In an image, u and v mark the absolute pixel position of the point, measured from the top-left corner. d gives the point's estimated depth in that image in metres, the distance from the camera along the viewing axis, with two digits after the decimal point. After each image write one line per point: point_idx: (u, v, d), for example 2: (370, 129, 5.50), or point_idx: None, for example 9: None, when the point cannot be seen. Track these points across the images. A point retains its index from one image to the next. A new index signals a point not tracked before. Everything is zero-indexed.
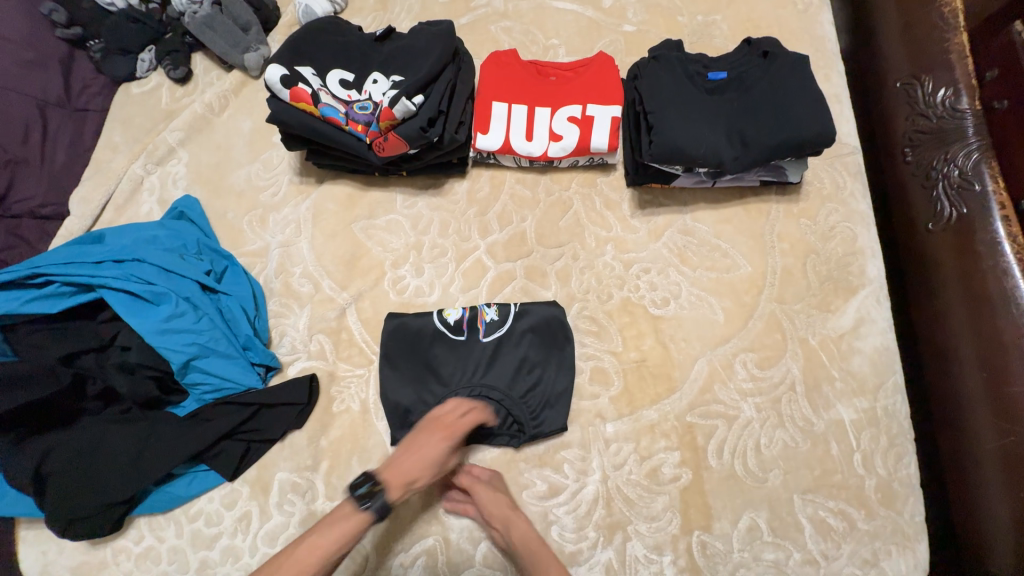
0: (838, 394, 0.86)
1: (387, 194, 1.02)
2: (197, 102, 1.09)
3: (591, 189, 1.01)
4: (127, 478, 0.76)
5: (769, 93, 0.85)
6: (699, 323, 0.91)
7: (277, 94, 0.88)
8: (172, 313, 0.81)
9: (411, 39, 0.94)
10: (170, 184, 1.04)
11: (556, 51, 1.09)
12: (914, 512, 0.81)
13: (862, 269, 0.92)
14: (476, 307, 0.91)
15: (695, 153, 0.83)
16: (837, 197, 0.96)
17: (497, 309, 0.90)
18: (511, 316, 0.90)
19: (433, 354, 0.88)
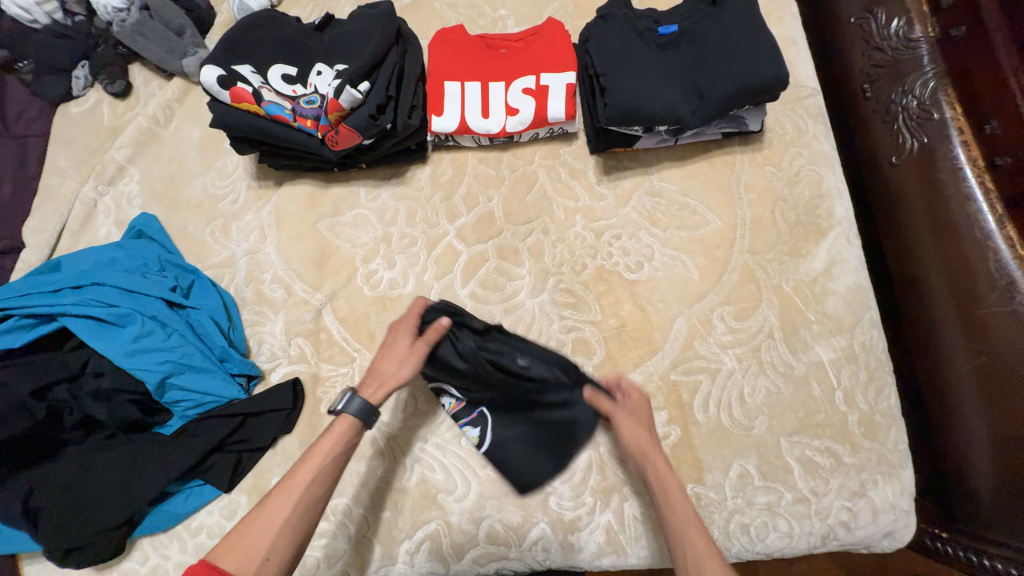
0: (816, 336, 0.87)
1: (350, 189, 1.00)
2: (141, 115, 1.05)
3: (554, 160, 0.99)
4: (120, 501, 0.75)
5: (720, 42, 0.83)
6: (675, 283, 0.91)
7: (218, 97, 0.85)
8: (140, 332, 0.81)
9: (351, 25, 0.92)
10: (124, 203, 1.00)
11: (505, 22, 1.05)
12: (897, 441, 0.84)
13: (830, 210, 0.92)
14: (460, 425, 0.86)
15: (651, 111, 0.82)
16: (801, 141, 0.96)
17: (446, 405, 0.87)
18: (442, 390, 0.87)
19: (496, 438, 0.84)
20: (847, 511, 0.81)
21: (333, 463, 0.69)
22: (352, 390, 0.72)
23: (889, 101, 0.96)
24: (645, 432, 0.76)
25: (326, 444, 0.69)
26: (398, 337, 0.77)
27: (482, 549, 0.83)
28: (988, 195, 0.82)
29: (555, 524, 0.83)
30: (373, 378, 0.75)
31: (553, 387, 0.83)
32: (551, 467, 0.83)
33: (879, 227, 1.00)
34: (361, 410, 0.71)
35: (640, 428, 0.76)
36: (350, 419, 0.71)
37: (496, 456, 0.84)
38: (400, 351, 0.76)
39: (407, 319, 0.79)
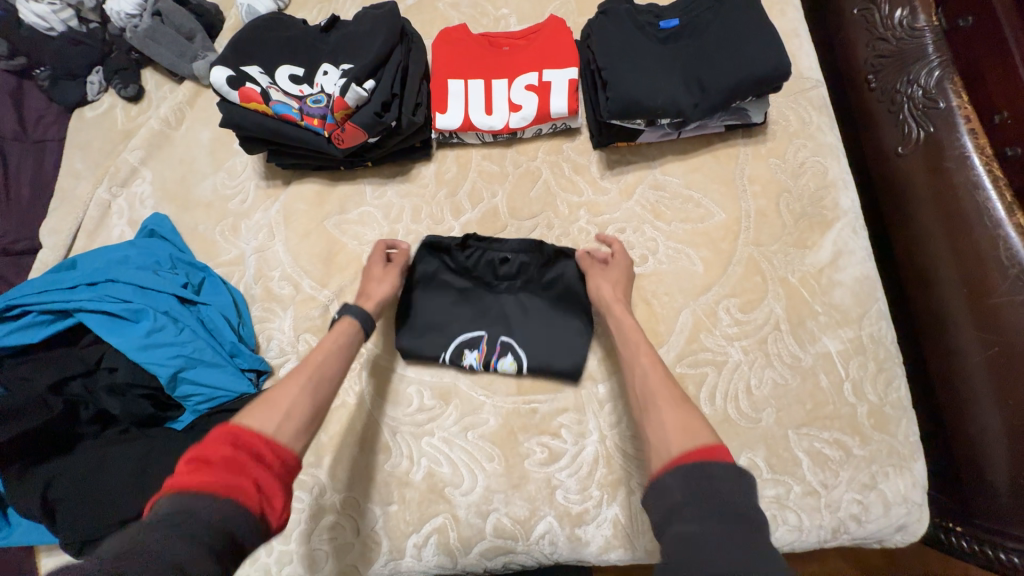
0: (823, 327, 0.86)
1: (356, 187, 1.01)
2: (153, 118, 1.07)
3: (558, 156, 1.00)
4: (134, 493, 0.76)
5: (721, 34, 0.83)
6: (680, 275, 0.91)
7: (227, 97, 0.87)
8: (153, 327, 0.82)
9: (356, 25, 0.93)
10: (137, 204, 1.03)
11: (508, 21, 1.06)
12: (908, 432, 0.83)
13: (836, 201, 0.92)
14: (491, 364, 0.89)
15: (654, 104, 0.82)
16: (805, 132, 0.95)
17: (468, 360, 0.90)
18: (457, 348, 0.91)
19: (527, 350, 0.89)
20: (858, 504, 0.80)
21: (338, 351, 0.76)
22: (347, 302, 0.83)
23: (894, 91, 0.95)
24: (612, 287, 0.86)
25: (331, 338, 0.77)
26: (373, 264, 0.90)
27: (489, 543, 0.83)
28: (997, 184, 0.82)
29: (562, 517, 0.83)
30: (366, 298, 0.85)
31: (542, 268, 0.92)
32: (576, 326, 0.90)
33: (886, 219, 0.99)
34: (359, 313, 0.81)
35: (607, 284, 0.86)
36: (352, 321, 0.80)
37: (521, 339, 0.90)
38: (378, 272, 0.89)
39: (375, 253, 0.92)
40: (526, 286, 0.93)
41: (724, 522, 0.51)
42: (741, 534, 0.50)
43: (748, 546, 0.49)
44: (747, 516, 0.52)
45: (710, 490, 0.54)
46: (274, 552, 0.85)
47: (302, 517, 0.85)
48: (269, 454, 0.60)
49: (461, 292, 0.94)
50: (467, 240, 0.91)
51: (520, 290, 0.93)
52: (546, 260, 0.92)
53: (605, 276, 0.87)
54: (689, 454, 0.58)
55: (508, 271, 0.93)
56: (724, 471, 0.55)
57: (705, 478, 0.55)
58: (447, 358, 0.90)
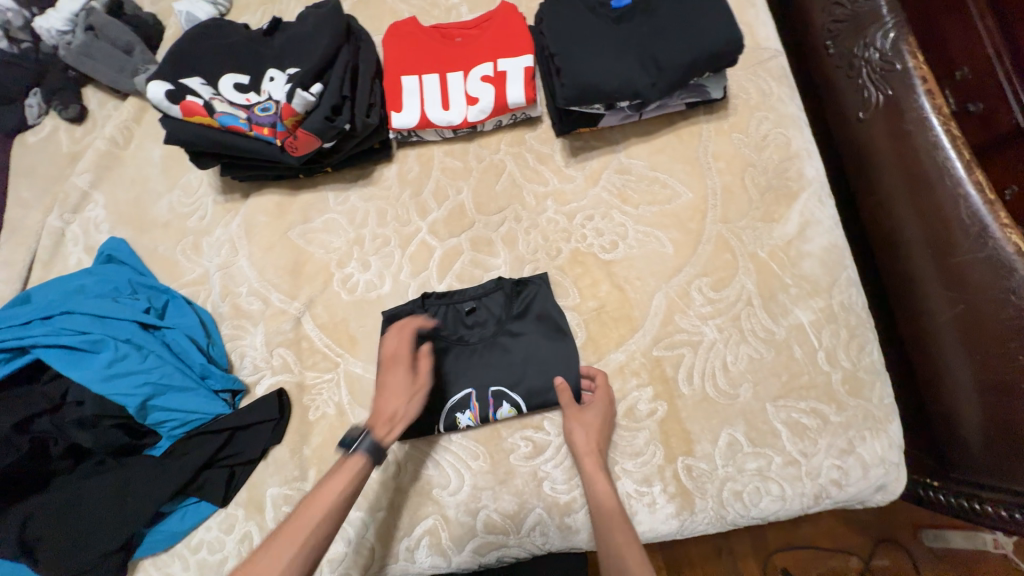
0: (794, 299, 0.87)
1: (318, 194, 0.99)
2: (99, 139, 1.03)
3: (520, 146, 0.98)
4: (115, 523, 0.75)
5: (673, 11, 0.82)
6: (651, 258, 0.91)
7: (169, 112, 0.83)
8: (115, 356, 0.80)
9: (300, 26, 0.90)
10: (91, 229, 0.99)
11: (459, 9, 1.03)
12: (882, 395, 0.84)
13: (800, 171, 0.92)
14: (490, 415, 0.86)
15: (609, 88, 0.80)
16: (766, 105, 0.95)
17: (462, 415, 0.86)
18: (452, 409, 0.86)
19: (520, 388, 0.85)
20: (837, 469, 0.82)
21: (342, 500, 0.69)
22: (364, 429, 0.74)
23: (853, 56, 0.94)
24: (585, 434, 0.80)
25: (334, 484, 0.70)
26: (397, 367, 0.79)
27: (482, 539, 0.84)
28: (955, 141, 0.81)
29: (551, 508, 0.84)
30: (384, 417, 0.76)
31: (509, 306, 0.89)
32: (564, 349, 0.86)
33: (855, 186, 0.99)
34: (371, 450, 0.72)
35: (581, 429, 0.80)
36: (362, 457, 0.72)
37: (509, 380, 0.86)
38: (402, 391, 0.78)
39: (400, 353, 0.80)
40: (501, 330, 0.88)
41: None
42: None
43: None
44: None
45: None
46: None
47: None
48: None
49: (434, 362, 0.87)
50: (427, 298, 0.90)
51: (493, 337, 0.88)
52: (508, 296, 0.89)
53: (581, 419, 0.81)
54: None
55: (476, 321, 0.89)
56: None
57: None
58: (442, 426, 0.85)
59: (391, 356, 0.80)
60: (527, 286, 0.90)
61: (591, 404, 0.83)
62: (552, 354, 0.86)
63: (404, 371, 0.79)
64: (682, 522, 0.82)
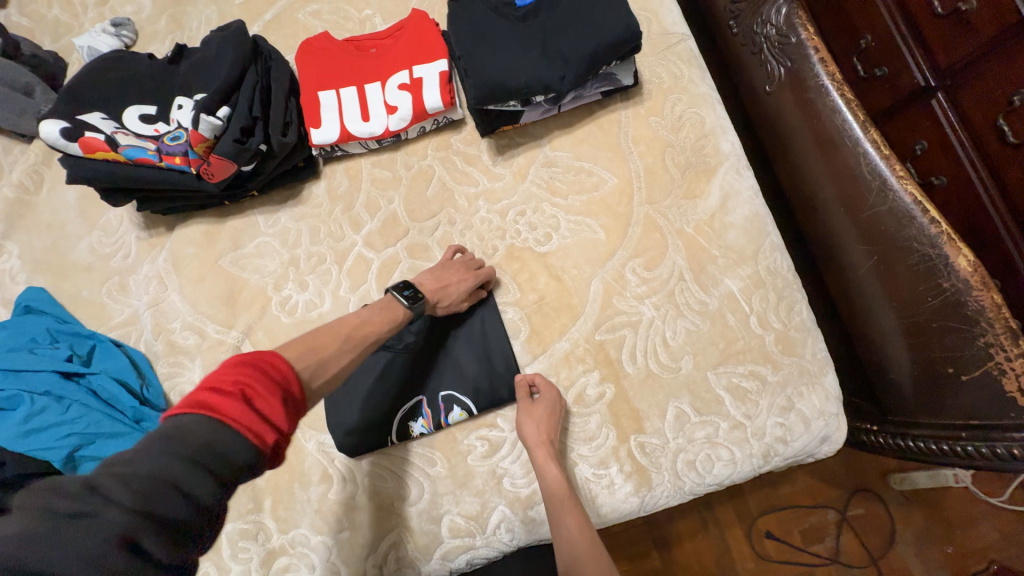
0: (723, 269, 0.90)
1: (247, 219, 0.97)
2: (7, 186, 0.98)
3: (447, 150, 0.99)
4: None
5: (574, 6, 0.84)
6: (584, 246, 0.92)
7: (69, 151, 0.80)
8: (32, 411, 0.76)
9: (203, 50, 0.88)
10: (6, 281, 0.94)
11: (372, 21, 1.03)
12: (814, 350, 0.88)
13: (716, 147, 0.95)
14: (442, 420, 0.86)
15: (520, 84, 0.81)
16: (678, 87, 0.98)
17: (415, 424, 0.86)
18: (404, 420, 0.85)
19: (471, 389, 0.86)
20: (780, 427, 0.86)
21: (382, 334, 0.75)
22: (418, 294, 0.80)
23: (753, 33, 0.99)
24: (538, 426, 0.80)
25: (382, 321, 0.75)
26: (454, 268, 0.86)
27: (448, 545, 0.84)
28: (850, 105, 0.86)
29: (513, 503, 0.84)
30: (432, 290, 0.82)
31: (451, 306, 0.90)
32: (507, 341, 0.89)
33: (772, 156, 1.03)
34: (419, 306, 0.79)
35: (532, 422, 0.80)
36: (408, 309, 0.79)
37: (458, 382, 0.87)
38: (455, 289, 0.84)
39: (461, 263, 0.87)
40: (446, 334, 0.90)
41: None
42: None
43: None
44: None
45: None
46: None
47: (252, 565, 0.83)
48: (293, 397, 0.57)
49: (384, 370, 0.86)
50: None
51: (439, 341, 0.89)
52: None
53: (531, 412, 0.82)
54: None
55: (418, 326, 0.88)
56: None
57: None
58: (395, 438, 0.85)
59: (447, 261, 0.88)
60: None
61: (540, 397, 0.83)
62: (492, 353, 0.88)
63: (469, 273, 0.86)
64: (642, 498, 0.84)
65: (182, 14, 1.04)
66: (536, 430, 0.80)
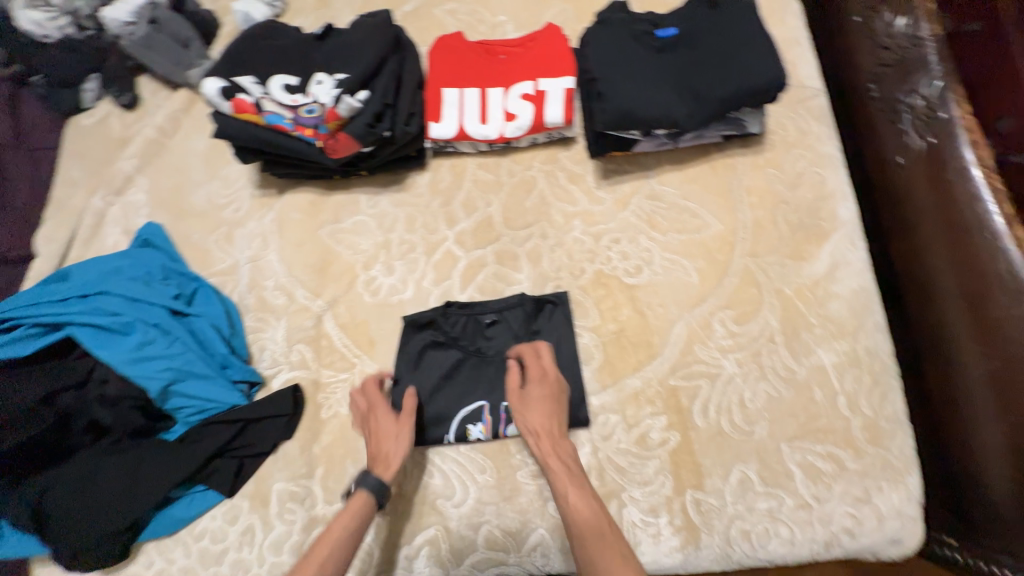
0: (818, 339, 0.85)
1: (351, 196, 1.01)
2: (149, 126, 1.07)
3: (553, 165, 0.99)
4: (121, 505, 0.78)
5: (719, 45, 0.83)
6: (674, 287, 0.90)
7: (220, 108, 0.87)
8: (143, 340, 0.83)
9: (351, 34, 0.92)
10: (132, 212, 1.03)
11: (504, 28, 1.06)
12: (904, 446, 0.81)
13: (833, 212, 0.91)
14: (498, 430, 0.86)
15: (651, 116, 0.81)
16: (803, 143, 0.95)
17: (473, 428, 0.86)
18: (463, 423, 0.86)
19: None
20: (850, 517, 0.78)
21: (352, 538, 0.73)
22: (360, 473, 0.78)
23: (896, 100, 0.94)
24: (541, 414, 0.78)
25: (341, 520, 0.74)
26: (380, 417, 0.82)
27: (480, 555, 0.83)
28: (996, 194, 0.80)
29: (554, 530, 0.83)
30: (380, 459, 0.79)
31: (529, 320, 0.90)
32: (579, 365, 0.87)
33: (887, 232, 0.98)
34: (375, 485, 0.77)
35: (533, 411, 0.78)
36: (365, 495, 0.77)
37: None
38: (389, 430, 0.81)
39: (378, 402, 0.83)
40: (520, 346, 0.89)
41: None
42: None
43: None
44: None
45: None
46: (265, 563, 0.83)
47: (293, 528, 0.84)
48: None
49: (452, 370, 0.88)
50: (449, 307, 0.91)
51: (511, 352, 0.89)
52: (530, 312, 0.90)
53: (526, 401, 0.79)
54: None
55: (495, 334, 0.90)
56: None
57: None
58: (452, 438, 0.86)
59: (365, 409, 0.84)
60: (548, 304, 0.91)
61: (531, 387, 0.80)
62: (562, 373, 0.87)
63: (380, 412, 0.83)
64: (686, 557, 0.79)
65: None
66: (535, 419, 0.77)
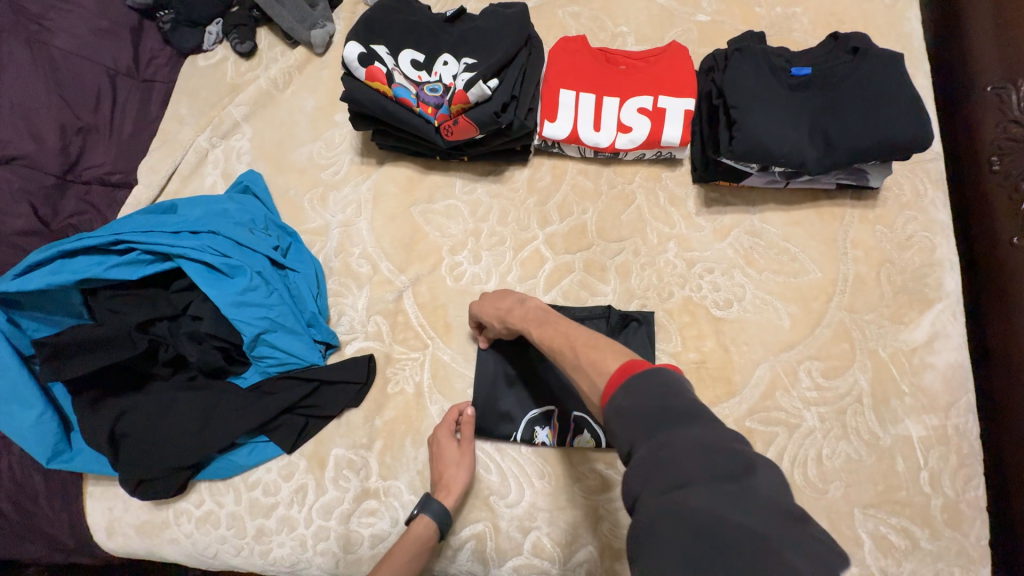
0: (908, 410, 0.83)
1: (447, 178, 1.01)
2: (262, 78, 1.09)
3: (655, 183, 0.98)
4: (194, 442, 0.80)
5: (860, 93, 0.81)
6: (764, 328, 0.88)
7: (353, 72, 0.88)
8: (247, 286, 0.83)
9: (484, 21, 0.93)
10: (234, 158, 1.05)
11: (625, 39, 1.06)
12: (980, 536, 0.78)
13: (939, 281, 0.88)
14: (564, 440, 0.85)
15: (778, 153, 0.81)
16: (917, 205, 0.92)
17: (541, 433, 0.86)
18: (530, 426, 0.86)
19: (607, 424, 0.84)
20: None
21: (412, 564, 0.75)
22: (424, 496, 0.79)
23: (1019, 179, 0.87)
24: (491, 302, 0.83)
25: (404, 545, 0.76)
26: (443, 444, 0.83)
27: (525, 560, 0.82)
28: None
29: (603, 550, 0.81)
30: (444, 485, 0.81)
31: (611, 334, 0.88)
32: None
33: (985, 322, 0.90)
34: (437, 512, 0.78)
35: (489, 303, 0.83)
36: (427, 520, 0.78)
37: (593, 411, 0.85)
38: (452, 456, 0.82)
39: (441, 426, 0.84)
40: None
41: (659, 432, 0.47)
42: (693, 435, 0.45)
43: (716, 461, 0.43)
44: (696, 413, 0.47)
45: (633, 411, 0.50)
46: (312, 525, 0.84)
47: (346, 496, 0.85)
48: None
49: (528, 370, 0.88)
50: None
51: None
52: (613, 326, 0.88)
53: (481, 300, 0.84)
54: (612, 381, 0.55)
55: None
56: (638, 384, 0.52)
57: (629, 412, 0.50)
58: (519, 437, 0.86)
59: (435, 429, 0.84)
60: (633, 321, 0.89)
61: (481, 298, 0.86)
62: None
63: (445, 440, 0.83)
64: None
65: None
66: (484, 308, 0.82)
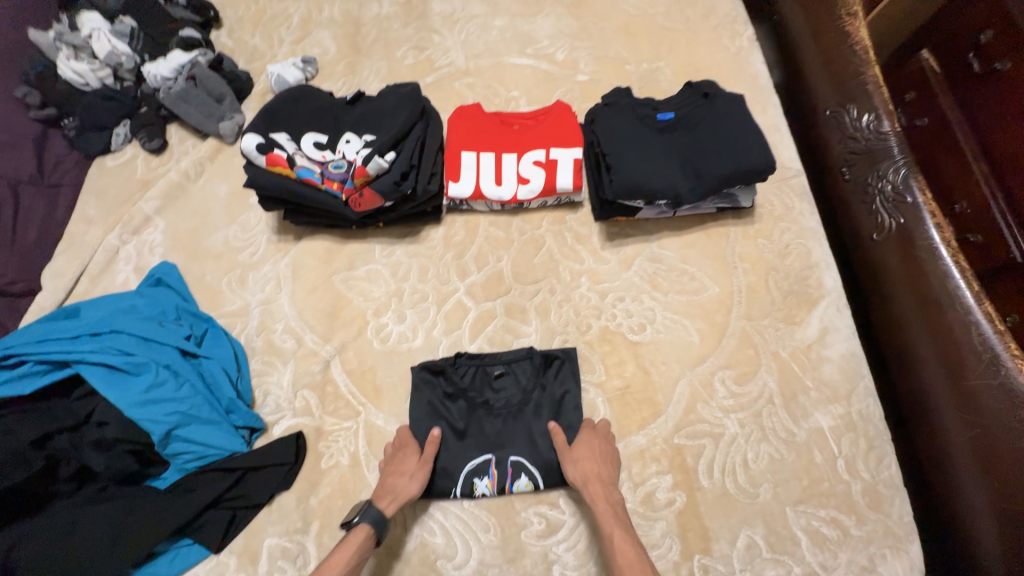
0: (815, 403, 0.89)
1: (365, 245, 1.05)
2: (174, 171, 1.11)
3: (561, 226, 1.06)
4: (100, 560, 0.74)
5: (714, 130, 0.93)
6: (677, 345, 0.94)
7: (254, 160, 0.93)
8: (154, 381, 0.83)
9: (380, 101, 1.01)
10: (146, 252, 1.05)
11: (517, 102, 1.17)
12: (902, 513, 0.82)
13: (820, 281, 0.97)
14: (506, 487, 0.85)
15: (653, 189, 0.90)
16: (789, 217, 1.03)
17: (483, 485, 0.85)
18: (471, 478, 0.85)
19: (546, 462, 0.85)
20: None
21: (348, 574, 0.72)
22: (366, 502, 0.78)
23: (867, 185, 0.99)
24: (593, 460, 0.82)
25: (342, 556, 0.73)
26: (406, 454, 0.84)
27: None
28: (963, 273, 0.83)
29: None
30: (386, 492, 0.80)
31: (538, 374, 0.91)
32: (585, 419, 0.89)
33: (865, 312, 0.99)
34: (376, 517, 0.76)
35: (588, 458, 0.82)
36: (367, 528, 0.75)
37: (530, 452, 0.86)
38: (410, 467, 0.83)
39: (407, 440, 0.86)
40: (528, 400, 0.90)
41: None
42: None
43: None
44: None
45: None
46: None
47: None
48: None
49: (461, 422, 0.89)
50: (459, 357, 0.92)
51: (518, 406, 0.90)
52: (539, 365, 0.92)
53: (571, 454, 0.83)
54: None
55: (501, 386, 0.91)
56: None
57: None
58: (458, 493, 0.84)
59: (397, 446, 0.86)
60: (556, 358, 0.93)
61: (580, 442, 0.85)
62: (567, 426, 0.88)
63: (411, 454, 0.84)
64: None
65: (358, 63, 1.22)
66: (584, 468, 0.81)
